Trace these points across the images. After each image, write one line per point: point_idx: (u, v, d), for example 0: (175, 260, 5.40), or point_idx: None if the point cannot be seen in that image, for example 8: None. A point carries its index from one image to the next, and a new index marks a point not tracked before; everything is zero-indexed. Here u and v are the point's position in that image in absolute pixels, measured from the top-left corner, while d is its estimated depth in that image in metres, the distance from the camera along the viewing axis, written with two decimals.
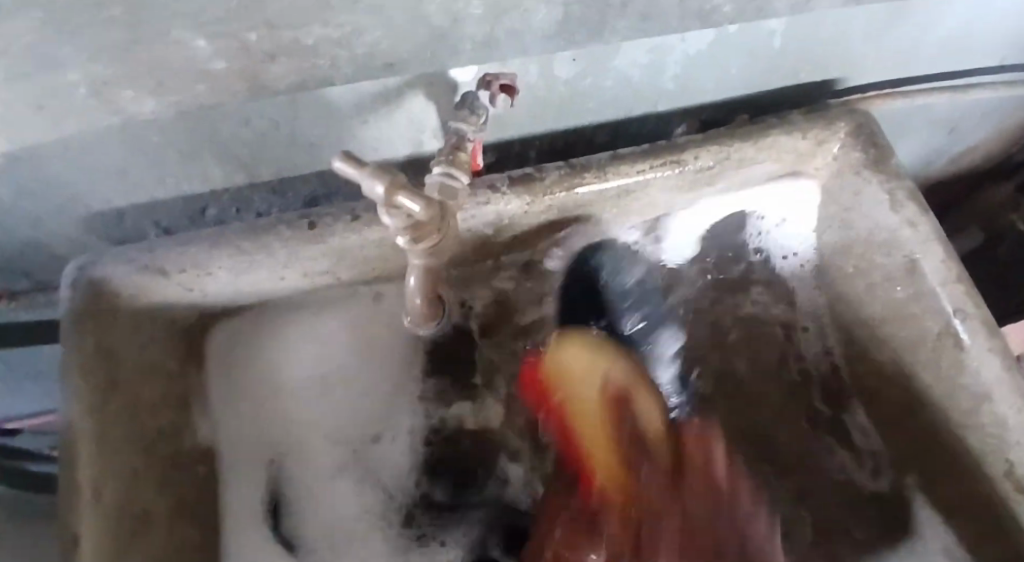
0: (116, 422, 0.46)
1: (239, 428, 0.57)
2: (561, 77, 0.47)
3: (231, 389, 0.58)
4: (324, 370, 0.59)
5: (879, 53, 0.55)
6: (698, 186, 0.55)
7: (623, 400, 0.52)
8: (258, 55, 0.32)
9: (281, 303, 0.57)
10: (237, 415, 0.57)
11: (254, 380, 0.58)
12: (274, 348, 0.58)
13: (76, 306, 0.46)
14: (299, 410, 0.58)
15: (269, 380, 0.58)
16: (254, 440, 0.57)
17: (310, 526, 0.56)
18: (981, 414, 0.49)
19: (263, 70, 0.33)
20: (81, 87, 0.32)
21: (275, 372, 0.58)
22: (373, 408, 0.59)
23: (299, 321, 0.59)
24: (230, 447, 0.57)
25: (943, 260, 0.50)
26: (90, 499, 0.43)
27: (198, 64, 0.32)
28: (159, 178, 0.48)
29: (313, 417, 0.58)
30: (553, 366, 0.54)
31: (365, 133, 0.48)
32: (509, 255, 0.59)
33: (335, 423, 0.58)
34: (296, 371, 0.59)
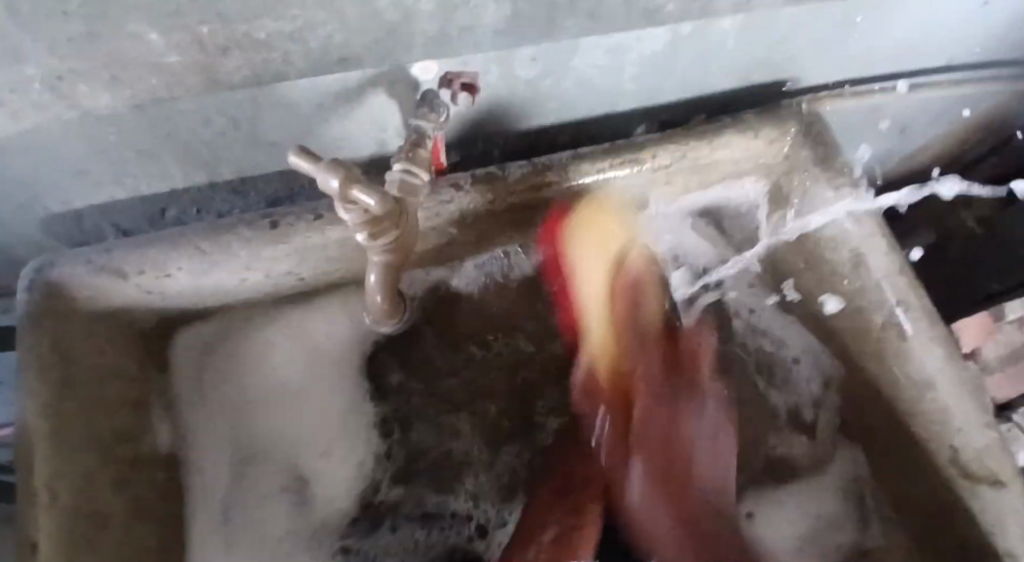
0: (72, 425, 0.46)
1: (203, 437, 0.57)
2: (522, 78, 0.48)
3: (194, 396, 0.57)
4: (287, 375, 0.59)
5: (826, 56, 0.57)
6: (657, 185, 0.56)
7: (633, 288, 0.57)
8: (214, 51, 0.32)
9: (255, 309, 0.57)
10: (200, 422, 0.57)
11: (217, 385, 0.58)
12: (236, 352, 0.58)
13: (29, 308, 0.45)
14: (264, 415, 0.58)
15: (246, 386, 0.58)
16: (221, 448, 0.57)
17: (270, 529, 0.56)
18: (927, 400, 0.51)
19: (220, 67, 0.33)
20: (34, 82, 0.32)
21: (240, 378, 0.58)
22: (339, 411, 0.60)
23: (272, 329, 0.59)
24: (200, 451, 0.57)
25: (889, 253, 0.52)
26: (46, 502, 0.42)
27: (153, 59, 0.32)
28: (117, 179, 0.48)
29: (281, 421, 0.58)
30: (572, 236, 0.56)
31: (326, 132, 0.48)
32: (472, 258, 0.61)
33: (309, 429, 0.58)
34: (259, 375, 0.59)
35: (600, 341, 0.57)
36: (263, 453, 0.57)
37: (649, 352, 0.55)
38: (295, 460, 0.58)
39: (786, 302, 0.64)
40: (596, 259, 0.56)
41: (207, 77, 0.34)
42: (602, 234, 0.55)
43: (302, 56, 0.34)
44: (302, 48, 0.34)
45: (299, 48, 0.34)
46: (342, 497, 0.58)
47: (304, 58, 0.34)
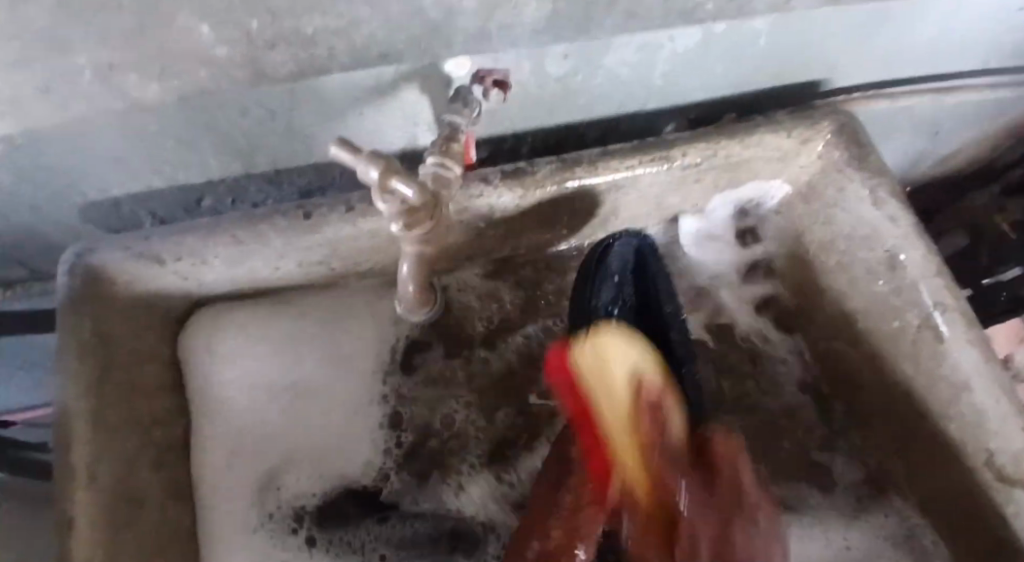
0: (111, 406, 0.47)
1: (214, 421, 0.56)
2: (554, 74, 0.49)
3: (209, 379, 0.56)
4: (304, 364, 0.58)
5: (862, 55, 0.56)
6: (686, 182, 0.56)
7: (654, 413, 0.47)
8: (260, 44, 0.33)
9: (278, 297, 0.58)
10: (213, 407, 0.56)
11: (233, 370, 0.57)
12: (255, 338, 0.57)
13: (72, 292, 0.47)
14: (278, 402, 0.57)
15: (256, 372, 0.57)
16: (230, 433, 0.56)
17: (250, 516, 0.54)
18: (960, 404, 0.50)
19: (266, 59, 0.34)
20: (89, 72, 0.33)
21: (256, 364, 0.57)
22: (354, 402, 0.59)
23: (292, 317, 0.59)
24: (211, 435, 0.55)
25: (924, 255, 0.52)
26: (86, 483, 0.43)
27: (202, 51, 0.33)
28: (157, 168, 0.49)
29: (295, 409, 0.57)
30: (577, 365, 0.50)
31: (360, 125, 0.49)
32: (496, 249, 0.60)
33: (316, 421, 0.57)
34: (274, 363, 0.58)
35: (626, 450, 0.46)
36: (273, 440, 0.56)
37: (663, 416, 0.47)
38: (294, 453, 0.56)
39: (812, 303, 0.64)
40: (602, 387, 0.47)
41: (252, 69, 0.35)
42: (603, 373, 0.48)
43: (344, 50, 0.35)
44: (345, 42, 0.34)
45: (342, 42, 0.34)
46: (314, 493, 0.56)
47: (345, 52, 0.35)
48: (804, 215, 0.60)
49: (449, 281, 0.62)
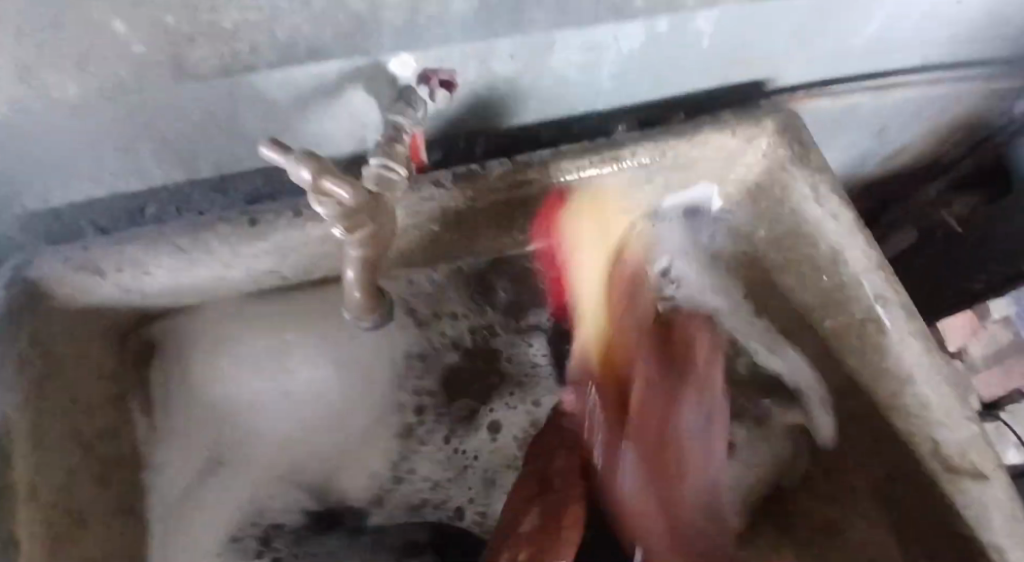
0: (52, 421, 0.45)
1: (170, 441, 0.55)
2: (500, 75, 0.49)
3: (168, 399, 0.56)
4: (263, 380, 0.58)
5: (803, 54, 0.57)
6: (637, 182, 0.57)
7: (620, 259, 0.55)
8: (184, 40, 0.32)
9: (226, 305, 0.56)
10: (168, 427, 0.55)
11: (191, 386, 0.56)
12: (213, 355, 0.57)
13: (5, 307, 0.45)
14: (236, 418, 0.57)
15: (233, 388, 0.57)
16: (187, 452, 0.56)
17: (213, 532, 0.55)
18: (905, 392, 0.51)
19: (191, 56, 0.34)
20: (6, 71, 0.32)
21: (214, 382, 0.57)
22: (313, 415, 0.59)
23: (249, 331, 0.57)
24: (161, 451, 0.55)
25: (868, 247, 0.53)
26: (28, 502, 0.42)
27: (126, 48, 0.32)
28: (95, 176, 0.48)
29: (253, 425, 0.58)
30: (570, 228, 0.58)
31: (306, 128, 0.48)
32: (457, 252, 0.60)
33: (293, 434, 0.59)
34: (231, 378, 0.57)
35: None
36: (231, 457, 0.57)
37: (674, 409, 0.54)
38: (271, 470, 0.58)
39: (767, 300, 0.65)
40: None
41: (179, 69, 0.34)
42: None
43: (274, 48, 0.34)
44: (272, 38, 0.34)
45: (270, 39, 0.34)
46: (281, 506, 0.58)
47: (277, 50, 0.35)
48: (753, 212, 0.61)
49: (414, 283, 0.61)
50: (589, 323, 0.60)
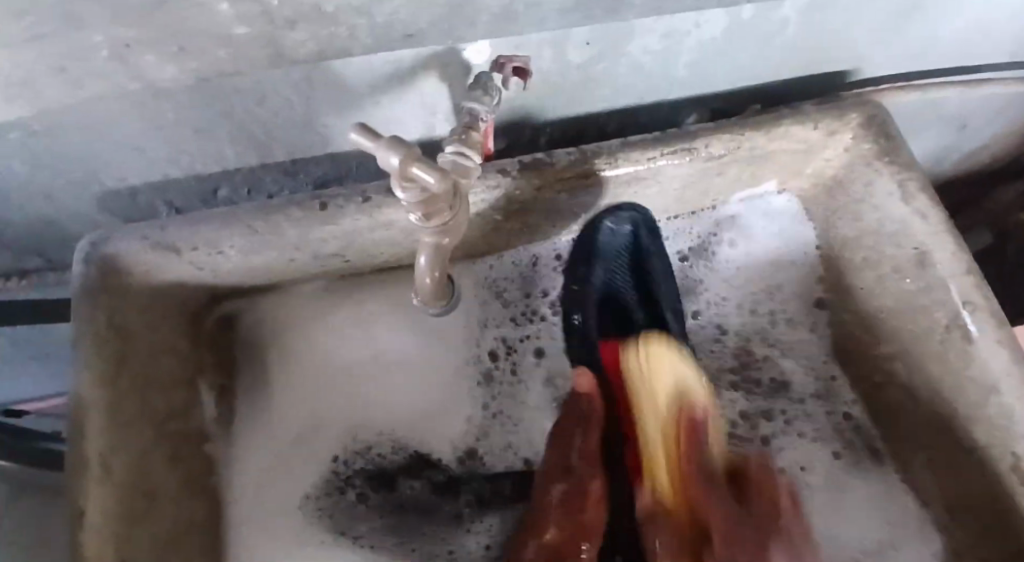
0: (127, 395, 0.47)
1: (258, 411, 0.58)
2: (574, 62, 0.47)
3: (252, 375, 0.59)
4: (346, 354, 0.60)
5: (893, 43, 0.54)
6: (707, 175, 0.55)
7: (698, 426, 0.48)
8: (278, 24, 0.32)
9: (312, 291, 0.59)
10: (254, 399, 0.58)
11: (279, 359, 0.59)
12: (301, 331, 0.59)
13: (86, 282, 0.46)
14: (314, 393, 0.58)
15: (314, 362, 0.59)
16: (273, 423, 0.58)
17: (297, 492, 0.56)
18: (991, 404, 0.48)
19: (284, 38, 0.34)
20: (102, 51, 0.33)
21: (299, 355, 0.59)
22: (385, 390, 0.59)
23: (334, 310, 0.60)
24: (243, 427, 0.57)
25: (955, 251, 0.50)
26: (97, 473, 0.43)
27: (218, 29, 0.32)
28: (174, 157, 0.49)
29: (323, 398, 0.58)
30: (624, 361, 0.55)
31: (379, 114, 0.48)
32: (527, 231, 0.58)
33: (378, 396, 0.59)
34: (315, 352, 0.59)
35: (650, 410, 0.50)
36: (309, 429, 0.57)
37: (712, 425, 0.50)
38: (361, 429, 0.58)
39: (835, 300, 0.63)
40: (649, 405, 0.50)
41: (270, 50, 0.35)
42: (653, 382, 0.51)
43: (366, 31, 0.34)
44: (365, 22, 0.34)
45: (364, 22, 0.34)
46: (359, 453, 0.57)
47: (370, 33, 0.35)
48: (828, 210, 0.59)
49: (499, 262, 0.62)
50: (652, 416, 0.50)
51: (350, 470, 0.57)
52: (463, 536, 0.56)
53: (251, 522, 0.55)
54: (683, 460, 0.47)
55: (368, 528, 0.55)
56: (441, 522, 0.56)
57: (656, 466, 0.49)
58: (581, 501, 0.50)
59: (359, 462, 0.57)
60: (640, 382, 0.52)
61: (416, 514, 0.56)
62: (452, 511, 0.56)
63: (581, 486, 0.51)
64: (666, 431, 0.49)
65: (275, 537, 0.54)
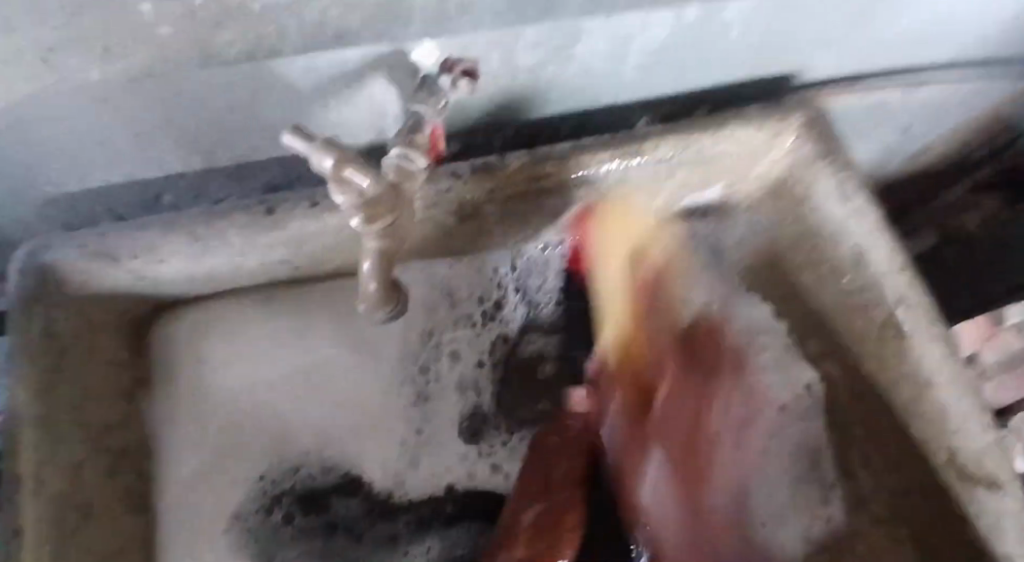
0: (61, 409, 0.45)
1: (183, 421, 0.55)
2: (522, 65, 0.48)
3: (178, 383, 0.55)
4: (274, 367, 0.57)
5: (832, 46, 0.56)
6: (659, 178, 0.56)
7: (655, 282, 0.58)
8: (208, 25, 0.32)
9: (256, 295, 0.57)
10: (178, 408, 0.55)
11: (206, 368, 0.56)
12: (234, 339, 0.57)
13: (20, 292, 0.45)
14: (238, 408, 0.56)
15: (242, 374, 0.57)
16: (197, 435, 0.55)
17: (228, 509, 0.54)
18: (932, 395, 0.50)
19: (215, 40, 0.33)
20: (25, 53, 0.32)
21: (226, 365, 0.56)
22: (316, 405, 0.57)
23: (269, 318, 0.58)
24: (167, 438, 0.54)
25: (894, 248, 0.52)
26: (32, 488, 0.41)
27: (146, 31, 0.32)
28: (112, 162, 0.47)
29: (246, 415, 0.56)
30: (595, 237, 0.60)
31: (325, 118, 0.48)
32: (451, 235, 0.57)
33: (311, 414, 0.57)
34: (245, 363, 0.57)
35: (619, 290, 0.60)
36: (236, 445, 0.55)
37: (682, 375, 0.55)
38: (291, 446, 0.57)
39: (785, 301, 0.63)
40: (614, 272, 0.61)
41: (202, 53, 0.34)
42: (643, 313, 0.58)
43: (301, 31, 0.34)
44: (299, 23, 0.33)
45: (299, 23, 0.33)
46: (285, 475, 0.56)
47: (303, 33, 0.34)
48: (776, 210, 0.60)
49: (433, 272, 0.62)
50: (613, 292, 0.61)
51: (276, 492, 0.56)
52: (399, 556, 0.57)
53: (175, 537, 0.52)
54: (641, 307, 0.59)
55: (297, 551, 0.55)
56: (374, 543, 0.57)
57: (623, 315, 0.60)
58: (555, 520, 0.49)
59: (288, 483, 0.56)
60: (632, 257, 0.60)
61: (346, 536, 0.56)
62: (386, 530, 0.57)
63: (555, 506, 0.50)
64: (627, 280, 0.60)
65: (201, 553, 0.53)
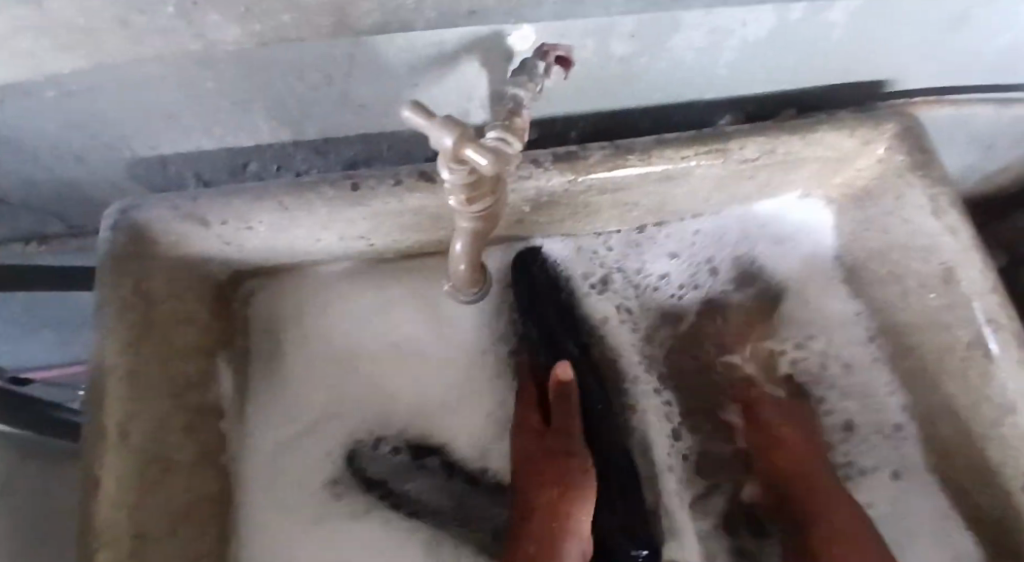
0: (146, 363, 0.46)
1: (283, 392, 0.57)
2: (616, 55, 0.47)
3: (273, 352, 0.58)
4: (372, 341, 0.59)
5: (931, 57, 0.54)
6: (738, 178, 0.55)
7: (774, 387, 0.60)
8: None
9: (331, 272, 0.59)
10: (280, 379, 0.57)
11: (308, 340, 0.59)
12: (328, 313, 0.59)
13: (114, 248, 0.46)
14: (342, 378, 0.58)
15: (339, 349, 0.59)
16: (298, 406, 0.57)
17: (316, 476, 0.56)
18: (1012, 423, 0.48)
19: (354, 9, 0.34)
20: (168, 6, 0.32)
21: (323, 339, 0.59)
22: (414, 377, 0.59)
23: (361, 292, 0.59)
24: (258, 394, 0.57)
25: (984, 268, 0.50)
26: (114, 442, 0.42)
27: None
28: (207, 128, 0.48)
29: (354, 385, 0.58)
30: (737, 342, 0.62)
31: (415, 97, 0.48)
32: (565, 219, 0.57)
33: (408, 379, 0.59)
34: (343, 339, 0.59)
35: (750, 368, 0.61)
36: (349, 412, 0.58)
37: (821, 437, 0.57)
38: (393, 416, 0.58)
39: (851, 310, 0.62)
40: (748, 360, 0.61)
41: (340, 18, 0.35)
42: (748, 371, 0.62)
43: (434, 6, 0.35)
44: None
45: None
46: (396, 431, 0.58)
47: (436, 8, 0.35)
48: (855, 221, 0.59)
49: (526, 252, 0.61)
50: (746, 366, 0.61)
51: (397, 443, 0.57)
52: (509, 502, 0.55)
53: (258, 499, 0.54)
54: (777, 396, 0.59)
55: (412, 488, 0.55)
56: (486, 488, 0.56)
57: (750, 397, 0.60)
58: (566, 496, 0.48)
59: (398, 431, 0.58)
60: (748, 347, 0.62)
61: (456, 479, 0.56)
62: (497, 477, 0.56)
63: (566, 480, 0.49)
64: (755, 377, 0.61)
65: (284, 516, 0.54)
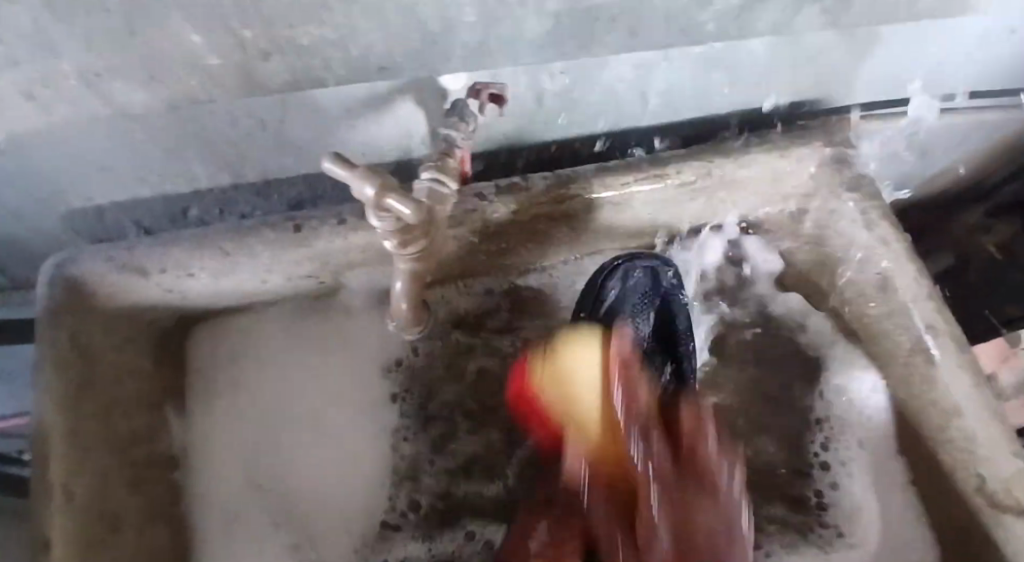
0: (85, 420, 0.45)
1: (212, 452, 0.56)
2: (548, 89, 0.48)
3: (203, 406, 0.57)
4: (297, 394, 0.58)
5: (856, 76, 0.56)
6: (680, 201, 0.56)
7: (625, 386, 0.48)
8: (255, 54, 0.34)
9: (270, 315, 0.59)
10: (210, 436, 0.56)
11: (232, 393, 0.57)
12: (256, 365, 0.58)
13: (51, 303, 0.46)
14: (263, 436, 0.57)
15: (263, 404, 0.58)
16: (223, 468, 0.55)
17: (271, 541, 0.54)
18: (952, 426, 0.49)
19: (261, 69, 0.35)
20: (73, 78, 0.33)
21: (249, 391, 0.58)
22: (338, 429, 0.58)
23: (291, 335, 0.59)
24: (202, 447, 0.56)
25: (917, 277, 0.52)
26: (60, 504, 0.41)
27: (194, 59, 0.33)
28: (142, 177, 0.48)
29: (273, 443, 0.57)
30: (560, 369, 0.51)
31: (354, 138, 0.48)
32: (512, 249, 0.58)
33: (342, 438, 0.58)
34: (269, 391, 0.58)
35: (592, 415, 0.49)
36: (273, 470, 0.56)
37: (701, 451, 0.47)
38: (315, 476, 0.56)
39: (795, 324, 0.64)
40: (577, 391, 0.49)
41: (246, 79, 0.35)
42: (561, 386, 0.50)
43: (343, 62, 0.36)
44: (343, 53, 0.35)
45: (341, 54, 0.35)
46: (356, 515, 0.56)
47: (344, 64, 0.36)
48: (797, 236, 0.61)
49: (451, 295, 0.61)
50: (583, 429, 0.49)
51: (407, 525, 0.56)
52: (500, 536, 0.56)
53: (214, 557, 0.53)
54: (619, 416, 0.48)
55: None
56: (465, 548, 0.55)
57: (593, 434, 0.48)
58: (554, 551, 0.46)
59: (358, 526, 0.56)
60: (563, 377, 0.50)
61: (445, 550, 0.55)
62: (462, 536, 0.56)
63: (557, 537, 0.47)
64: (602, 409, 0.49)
65: None
